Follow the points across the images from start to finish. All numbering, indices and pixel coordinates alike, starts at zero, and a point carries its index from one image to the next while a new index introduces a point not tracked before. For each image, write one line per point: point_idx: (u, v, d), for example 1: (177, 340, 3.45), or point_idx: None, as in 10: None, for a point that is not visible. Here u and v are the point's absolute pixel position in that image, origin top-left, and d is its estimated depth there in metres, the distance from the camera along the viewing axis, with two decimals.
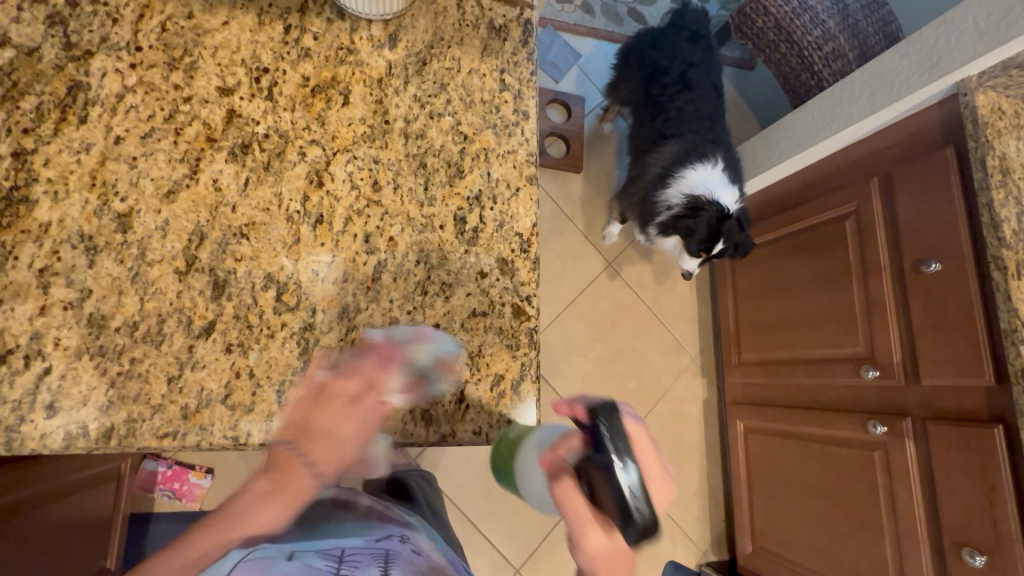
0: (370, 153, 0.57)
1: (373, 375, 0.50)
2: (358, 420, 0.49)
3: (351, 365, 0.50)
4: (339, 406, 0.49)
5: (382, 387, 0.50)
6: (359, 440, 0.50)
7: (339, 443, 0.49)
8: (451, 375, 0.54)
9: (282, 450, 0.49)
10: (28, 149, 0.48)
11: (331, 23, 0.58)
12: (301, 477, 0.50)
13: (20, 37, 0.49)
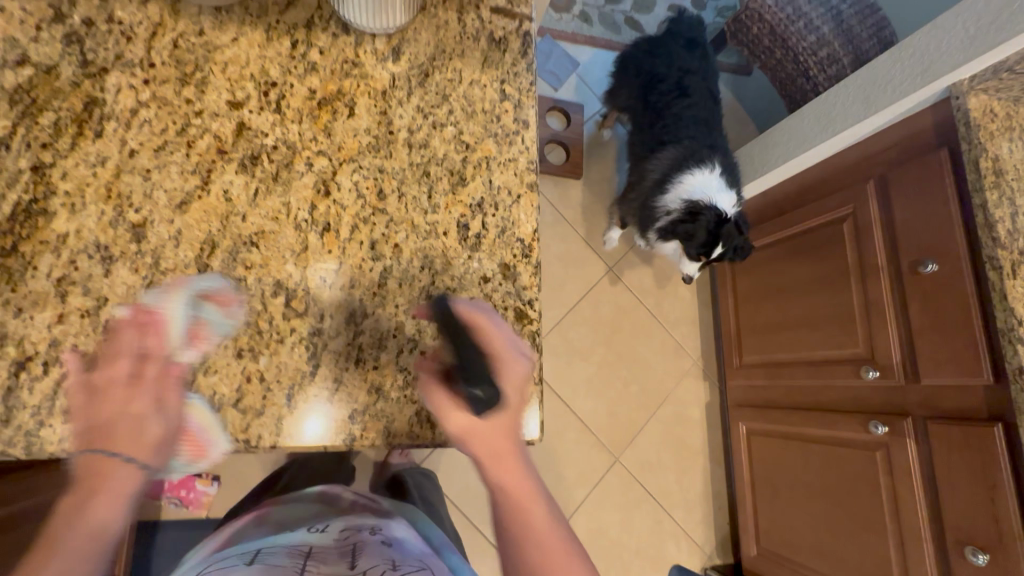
0: (375, 162, 0.58)
1: (140, 343, 0.45)
2: (145, 393, 0.43)
3: (113, 350, 0.44)
4: (115, 387, 0.43)
5: (155, 346, 0.45)
6: (155, 404, 0.43)
7: (134, 418, 0.42)
8: (228, 312, 0.50)
9: (83, 463, 0.41)
10: (46, 164, 0.50)
11: (336, 38, 0.60)
12: (106, 486, 0.40)
13: (39, 56, 0.51)
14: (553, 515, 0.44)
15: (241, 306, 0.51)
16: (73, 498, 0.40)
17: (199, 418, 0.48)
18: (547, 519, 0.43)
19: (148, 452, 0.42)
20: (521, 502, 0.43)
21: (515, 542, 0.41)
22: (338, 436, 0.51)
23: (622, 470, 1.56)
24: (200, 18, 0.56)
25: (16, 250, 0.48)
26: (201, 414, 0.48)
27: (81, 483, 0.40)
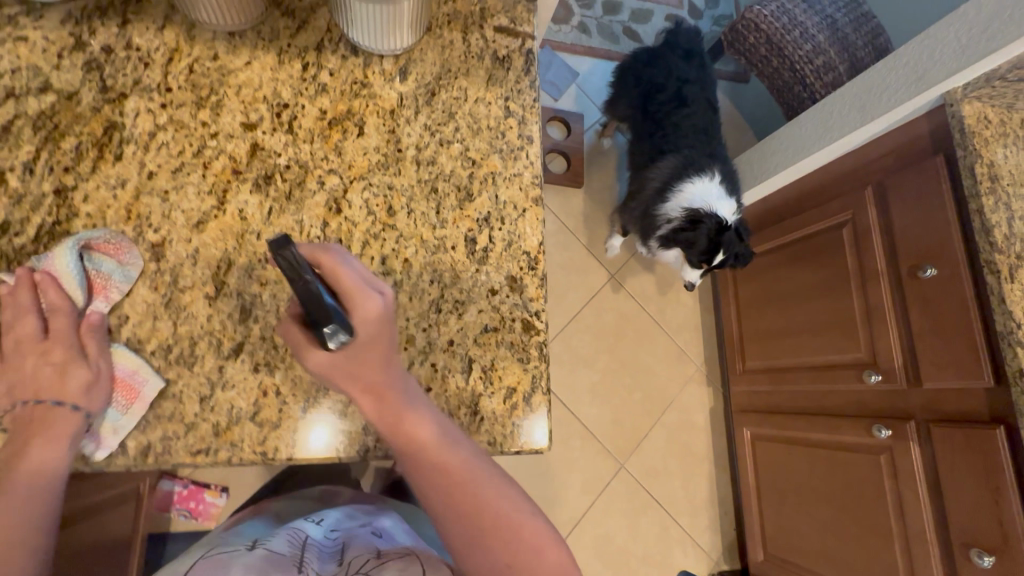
0: (385, 180, 0.60)
1: (41, 302, 0.48)
2: (59, 346, 0.47)
3: (16, 314, 0.47)
4: (29, 348, 0.47)
5: (59, 303, 0.48)
6: (73, 354, 0.47)
7: (52, 369, 0.46)
8: (122, 259, 0.51)
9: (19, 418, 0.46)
10: (68, 187, 0.51)
11: (346, 59, 0.62)
12: (42, 432, 0.45)
13: (60, 83, 0.53)
14: (454, 442, 0.48)
15: (137, 254, 0.51)
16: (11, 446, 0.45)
17: (125, 363, 0.49)
18: (451, 452, 0.47)
19: (75, 396, 0.47)
20: (422, 447, 0.46)
21: (426, 476, 0.47)
22: (350, 448, 0.52)
23: (627, 477, 1.57)
24: (215, 43, 0.58)
25: None
26: (127, 359, 0.49)
27: (19, 431, 0.46)
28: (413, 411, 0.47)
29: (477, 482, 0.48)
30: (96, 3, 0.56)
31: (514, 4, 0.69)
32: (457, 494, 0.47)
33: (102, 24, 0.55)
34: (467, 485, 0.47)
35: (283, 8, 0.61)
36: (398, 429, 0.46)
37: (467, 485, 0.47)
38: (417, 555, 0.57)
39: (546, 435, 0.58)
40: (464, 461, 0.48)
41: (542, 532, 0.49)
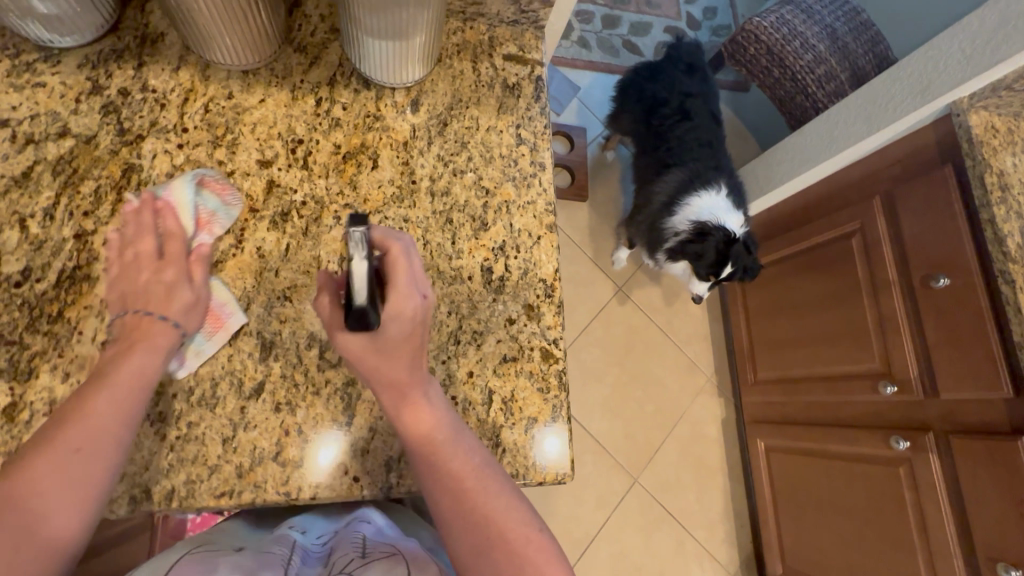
0: (400, 212, 0.60)
1: (159, 225, 0.51)
2: (173, 266, 0.49)
3: (139, 230, 0.50)
4: (144, 262, 0.49)
5: (174, 228, 0.51)
6: (184, 276, 0.50)
7: (163, 284, 0.48)
8: (226, 200, 0.55)
9: (124, 321, 0.47)
10: (88, 230, 0.51)
11: (358, 93, 0.62)
12: (145, 340, 0.46)
13: (79, 127, 0.54)
14: (465, 444, 0.48)
15: (237, 196, 0.56)
16: (112, 351, 0.45)
17: (218, 296, 0.52)
18: (462, 455, 0.47)
19: (179, 312, 0.48)
20: (434, 446, 0.46)
21: (434, 477, 0.46)
22: (374, 484, 0.52)
23: (641, 491, 1.55)
24: (229, 82, 0.59)
25: (62, 315, 0.49)
26: (221, 292, 0.53)
27: (122, 337, 0.46)
28: (427, 409, 0.47)
29: (484, 489, 0.46)
30: (113, 47, 0.57)
31: (522, 32, 0.70)
32: (463, 500, 0.46)
33: (119, 68, 0.56)
34: (475, 491, 0.46)
35: (296, 45, 0.62)
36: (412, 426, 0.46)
37: (473, 492, 0.46)
38: (403, 555, 0.52)
39: (559, 450, 0.57)
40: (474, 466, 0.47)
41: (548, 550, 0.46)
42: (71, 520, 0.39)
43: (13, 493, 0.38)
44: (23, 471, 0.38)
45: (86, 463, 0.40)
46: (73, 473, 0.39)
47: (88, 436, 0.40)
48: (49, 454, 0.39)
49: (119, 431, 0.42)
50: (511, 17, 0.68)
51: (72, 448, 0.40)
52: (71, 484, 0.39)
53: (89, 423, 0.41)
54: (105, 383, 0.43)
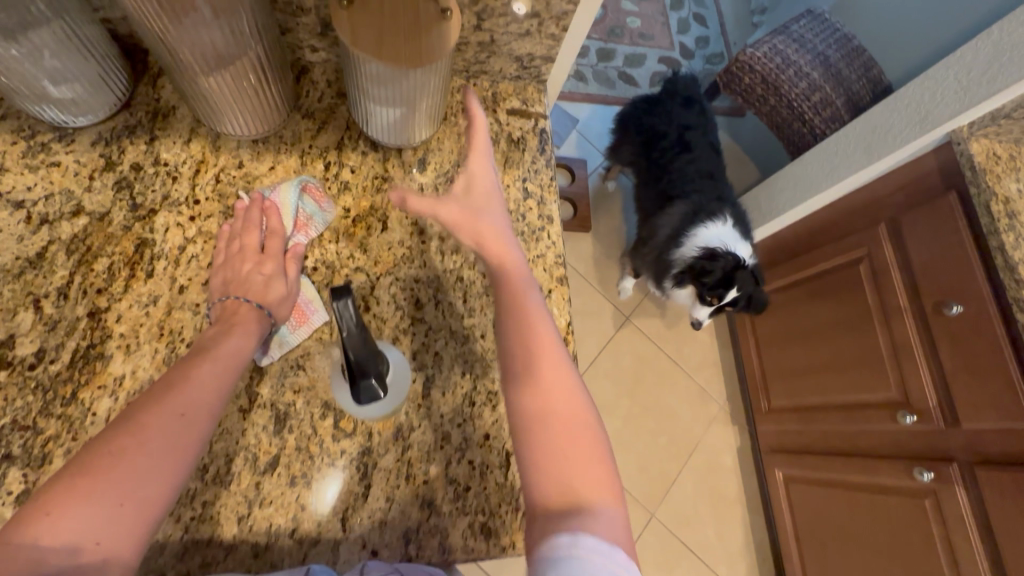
0: (411, 272, 0.60)
1: (265, 223, 0.55)
2: (273, 261, 0.53)
3: (245, 225, 0.55)
4: (248, 254, 0.53)
5: (277, 226, 0.55)
6: (280, 271, 0.54)
7: (262, 276, 0.52)
8: (323, 206, 0.59)
9: (229, 303, 0.50)
10: (101, 308, 0.52)
11: (366, 156, 0.63)
12: (242, 324, 0.48)
13: (92, 204, 0.54)
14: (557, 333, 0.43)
15: (332, 204, 0.60)
16: (213, 331, 0.47)
17: (305, 293, 0.56)
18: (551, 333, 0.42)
19: (274, 302, 0.52)
20: (526, 312, 0.43)
21: (516, 337, 0.42)
22: (393, 557, 0.51)
23: (658, 526, 1.52)
24: (240, 151, 0.60)
25: (76, 397, 0.49)
26: (307, 289, 0.56)
27: (222, 319, 0.49)
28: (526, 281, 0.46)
29: (561, 374, 0.40)
30: (126, 122, 0.58)
31: (524, 86, 0.71)
32: (535, 373, 0.40)
33: (131, 142, 0.57)
34: (553, 370, 0.40)
35: (304, 111, 0.63)
36: (512, 286, 0.45)
37: (549, 372, 0.40)
38: None
39: None
40: (559, 352, 0.42)
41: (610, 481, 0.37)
42: (166, 486, 0.37)
43: (122, 445, 0.36)
44: (132, 427, 0.37)
45: (188, 428, 0.39)
46: (177, 435, 0.38)
47: (189, 407, 0.40)
48: (158, 412, 0.38)
49: (215, 404, 0.42)
50: (514, 73, 0.69)
51: (178, 412, 0.39)
52: (174, 446, 0.38)
53: (194, 392, 0.41)
54: (209, 357, 0.44)
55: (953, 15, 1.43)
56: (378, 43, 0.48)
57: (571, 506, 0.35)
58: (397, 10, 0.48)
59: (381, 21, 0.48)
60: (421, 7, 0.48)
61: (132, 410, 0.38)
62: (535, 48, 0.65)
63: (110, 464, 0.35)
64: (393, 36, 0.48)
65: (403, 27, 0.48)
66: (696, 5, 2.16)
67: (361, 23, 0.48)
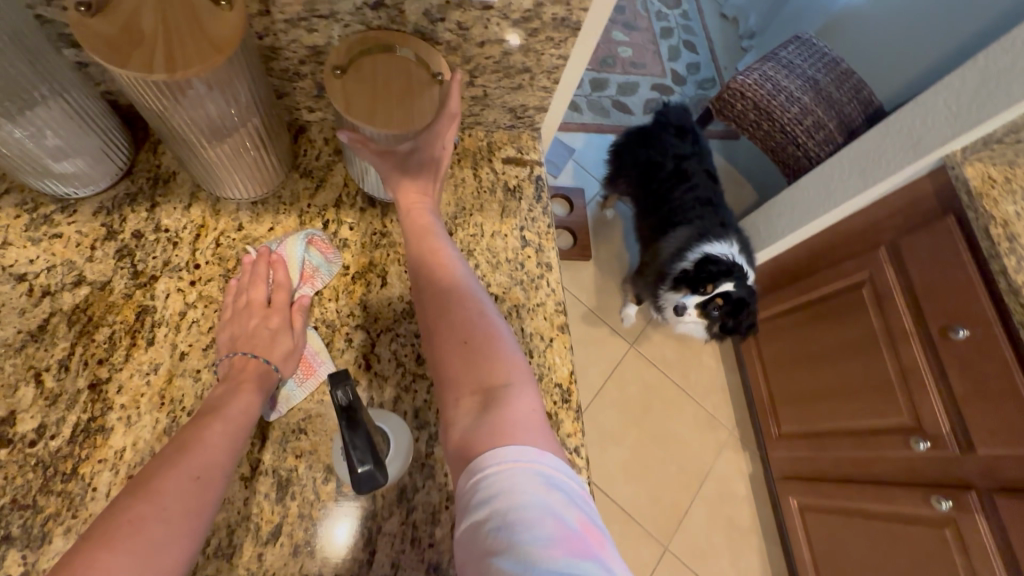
0: (411, 328, 0.60)
1: (272, 276, 0.56)
2: (280, 315, 0.54)
3: (251, 279, 0.55)
4: (255, 309, 0.54)
5: (284, 279, 0.56)
6: (286, 324, 0.54)
7: (269, 330, 0.53)
8: (329, 257, 0.60)
9: (237, 359, 0.51)
10: (102, 379, 0.51)
11: (364, 212, 0.64)
12: (251, 380, 0.50)
13: (93, 273, 0.55)
14: (465, 276, 0.50)
15: (338, 255, 0.61)
16: (221, 390, 0.48)
17: (311, 344, 0.57)
18: (457, 276, 0.49)
19: (280, 357, 0.52)
20: (437, 264, 0.50)
21: (428, 290, 0.49)
22: None
23: (673, 560, 1.48)
24: (239, 214, 0.61)
25: (76, 472, 0.48)
26: (313, 340, 0.57)
27: (231, 376, 0.50)
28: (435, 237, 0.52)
29: (470, 306, 0.47)
30: (127, 190, 0.59)
31: (518, 134, 0.72)
32: (446, 310, 0.47)
33: (132, 210, 0.58)
34: (463, 305, 0.47)
35: (301, 169, 0.64)
36: (421, 244, 0.52)
37: (458, 308, 0.47)
38: None
39: None
40: (466, 290, 0.48)
41: (520, 375, 0.44)
42: (182, 555, 0.36)
43: (140, 514, 0.36)
44: (148, 494, 0.37)
45: (202, 490, 0.39)
46: (190, 500, 0.38)
47: (202, 469, 0.40)
48: (173, 474, 0.39)
49: (227, 465, 0.42)
50: (508, 123, 0.70)
51: (192, 475, 0.39)
52: (189, 509, 0.38)
53: (206, 453, 0.41)
54: (218, 416, 0.45)
55: (940, 36, 1.45)
56: (371, 108, 0.48)
57: (487, 402, 0.42)
58: (390, 76, 0.50)
59: (372, 87, 0.49)
60: (413, 74, 0.51)
61: (145, 477, 0.38)
62: (527, 99, 0.66)
63: (129, 535, 0.35)
64: (384, 100, 0.49)
65: (395, 92, 0.50)
66: (685, 33, 2.20)
67: (352, 89, 0.49)
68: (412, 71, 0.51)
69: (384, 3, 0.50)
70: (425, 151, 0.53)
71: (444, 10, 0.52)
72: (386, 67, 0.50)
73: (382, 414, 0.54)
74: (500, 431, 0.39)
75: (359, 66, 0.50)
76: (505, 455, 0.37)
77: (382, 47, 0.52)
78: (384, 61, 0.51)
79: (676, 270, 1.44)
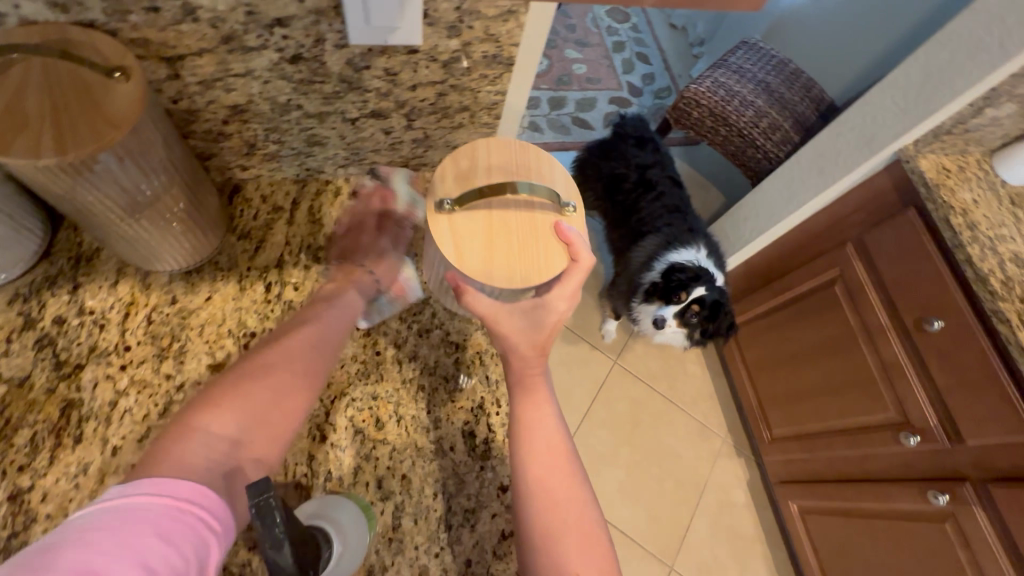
0: (367, 390, 0.56)
1: (381, 203, 0.62)
2: (387, 236, 0.62)
3: (364, 199, 0.62)
4: (367, 229, 0.61)
5: (390, 207, 0.62)
6: (392, 246, 0.62)
7: (378, 246, 0.61)
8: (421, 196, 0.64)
9: (344, 266, 0.59)
10: (24, 488, 0.47)
11: (309, 270, 0.60)
12: (355, 282, 0.58)
13: (10, 369, 0.50)
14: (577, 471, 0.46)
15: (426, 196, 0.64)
16: (332, 287, 0.57)
17: (405, 272, 0.61)
18: (575, 476, 0.45)
19: (382, 271, 0.59)
20: (555, 453, 0.46)
21: (543, 490, 0.44)
22: None
23: None
24: (172, 286, 0.57)
25: None
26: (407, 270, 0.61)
27: (339, 277, 0.58)
28: (551, 414, 0.47)
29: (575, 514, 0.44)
30: (45, 273, 0.54)
31: None
32: (557, 522, 0.43)
33: (52, 295, 0.54)
34: (580, 518, 0.44)
35: (238, 232, 0.61)
36: (533, 421, 0.47)
37: (570, 527, 0.43)
38: None
39: None
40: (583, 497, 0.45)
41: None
42: (301, 401, 0.46)
43: (274, 362, 0.47)
44: (279, 349, 0.48)
45: (317, 354, 0.49)
46: (310, 360, 0.48)
47: (320, 338, 0.50)
48: (295, 343, 0.49)
49: (337, 338, 0.52)
50: None
51: (309, 343, 0.49)
52: (306, 368, 0.48)
53: (323, 328, 0.51)
54: (333, 302, 0.55)
55: (882, 31, 1.49)
56: (488, 260, 0.46)
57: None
58: (509, 213, 0.48)
59: (488, 227, 0.47)
60: (537, 209, 0.48)
61: (277, 339, 0.49)
62: (471, 137, 0.63)
63: (266, 374, 0.45)
64: (504, 246, 0.47)
65: (518, 238, 0.47)
66: (636, 45, 2.23)
67: (468, 234, 0.46)
68: (535, 203, 0.49)
69: (303, 57, 0.48)
70: (544, 311, 0.48)
71: (367, 58, 0.49)
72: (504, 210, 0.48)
73: (333, 501, 0.47)
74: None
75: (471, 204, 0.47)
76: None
77: (501, 175, 0.49)
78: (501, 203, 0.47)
79: (645, 281, 1.43)
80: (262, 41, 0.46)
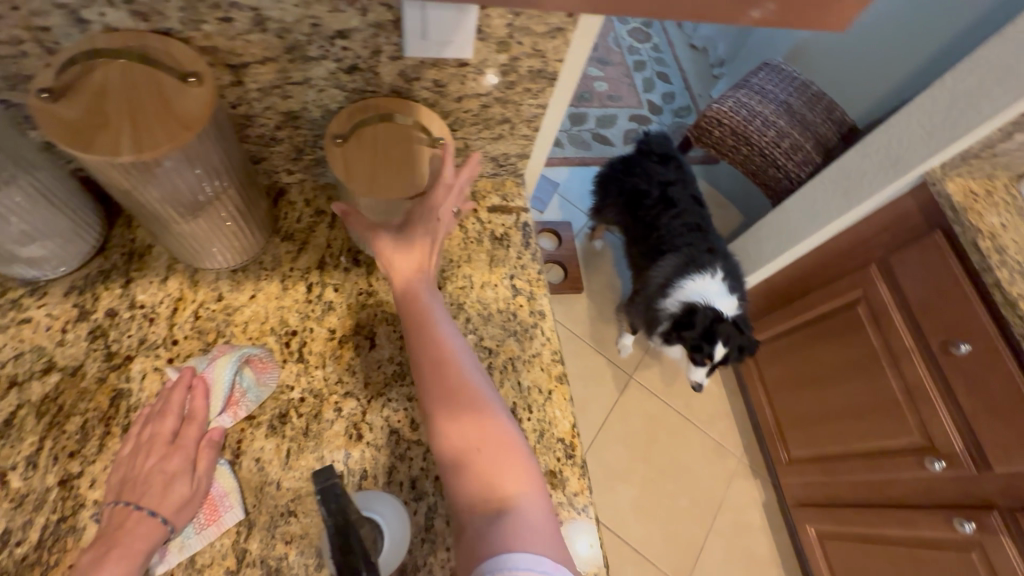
0: (404, 391, 0.57)
1: (185, 406, 0.49)
2: (181, 453, 0.47)
3: (160, 409, 0.49)
4: (156, 450, 0.47)
5: (199, 410, 0.50)
6: (187, 465, 0.47)
7: (164, 475, 0.46)
8: (263, 378, 0.54)
9: (116, 509, 0.44)
10: (74, 473, 0.48)
11: (348, 272, 0.62)
12: (125, 542, 0.42)
13: (65, 358, 0.52)
14: (466, 356, 0.48)
15: (275, 373, 0.55)
16: (93, 553, 0.42)
17: (221, 483, 0.50)
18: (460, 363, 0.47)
19: (172, 507, 0.45)
20: (440, 348, 0.48)
21: (437, 396, 0.46)
22: None
23: None
24: (219, 283, 0.59)
25: None
26: (224, 477, 0.50)
27: (106, 534, 0.43)
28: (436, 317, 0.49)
29: (472, 394, 0.46)
30: (100, 268, 0.57)
31: (501, 181, 0.71)
32: (450, 406, 0.45)
33: (106, 288, 0.56)
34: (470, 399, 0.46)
35: (283, 234, 0.63)
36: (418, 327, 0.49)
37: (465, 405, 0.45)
38: None
39: None
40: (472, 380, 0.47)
41: (532, 475, 0.44)
42: None
43: None
44: None
45: None
46: None
47: None
48: None
49: None
50: (491, 171, 0.69)
51: None
52: None
53: None
54: None
55: (905, 56, 1.50)
56: (371, 179, 0.49)
57: (495, 507, 0.41)
58: (393, 142, 0.51)
59: (373, 156, 0.50)
60: (415, 140, 0.51)
61: None
62: (509, 148, 0.65)
63: None
64: (385, 166, 0.50)
65: (397, 162, 0.50)
66: (657, 65, 2.26)
67: (356, 157, 0.50)
68: (415, 134, 0.51)
69: (358, 67, 0.50)
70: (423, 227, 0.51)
71: (419, 70, 0.51)
72: (388, 137, 0.51)
73: (375, 500, 0.49)
74: (509, 538, 0.39)
75: (360, 132, 0.51)
76: (518, 563, 0.37)
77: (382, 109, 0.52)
78: (387, 130, 0.51)
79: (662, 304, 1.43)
80: (323, 51, 0.48)
